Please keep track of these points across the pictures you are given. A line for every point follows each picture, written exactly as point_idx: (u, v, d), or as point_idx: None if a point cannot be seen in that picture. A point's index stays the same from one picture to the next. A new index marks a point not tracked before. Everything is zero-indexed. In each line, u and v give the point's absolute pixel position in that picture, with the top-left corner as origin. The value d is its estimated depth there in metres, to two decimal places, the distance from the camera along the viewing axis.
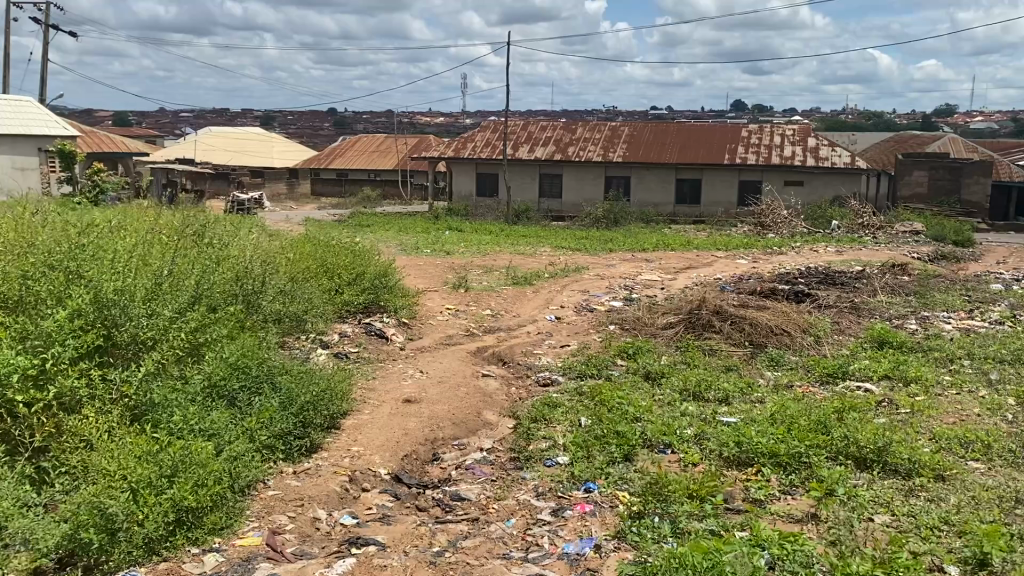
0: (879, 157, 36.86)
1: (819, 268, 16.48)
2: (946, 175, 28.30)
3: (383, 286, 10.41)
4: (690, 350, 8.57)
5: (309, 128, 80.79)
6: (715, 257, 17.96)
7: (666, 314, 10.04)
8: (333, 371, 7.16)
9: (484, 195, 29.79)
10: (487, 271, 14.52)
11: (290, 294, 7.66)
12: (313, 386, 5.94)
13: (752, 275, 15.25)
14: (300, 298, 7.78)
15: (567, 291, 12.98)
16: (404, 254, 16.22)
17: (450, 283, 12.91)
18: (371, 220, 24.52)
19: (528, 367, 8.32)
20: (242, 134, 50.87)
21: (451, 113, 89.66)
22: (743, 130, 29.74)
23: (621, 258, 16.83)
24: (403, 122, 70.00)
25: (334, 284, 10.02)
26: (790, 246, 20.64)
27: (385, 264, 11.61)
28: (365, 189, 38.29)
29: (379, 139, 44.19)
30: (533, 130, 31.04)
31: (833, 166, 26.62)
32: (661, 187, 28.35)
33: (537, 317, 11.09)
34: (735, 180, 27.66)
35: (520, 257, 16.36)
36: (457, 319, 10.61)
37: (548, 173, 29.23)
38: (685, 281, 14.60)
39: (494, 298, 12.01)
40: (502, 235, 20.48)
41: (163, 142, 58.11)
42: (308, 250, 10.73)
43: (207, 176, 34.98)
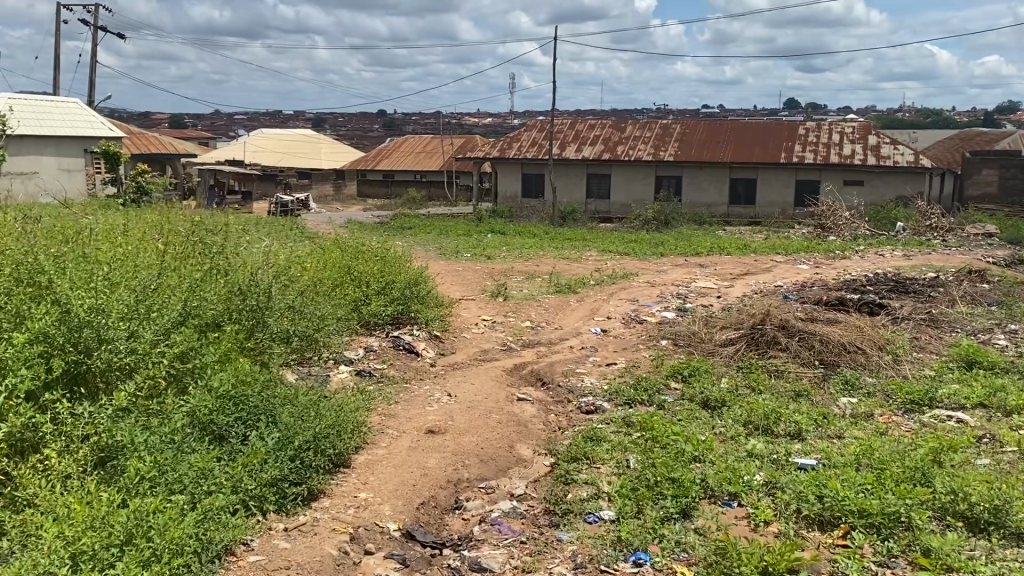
0: (944, 155, 35.08)
1: (888, 273, 15.28)
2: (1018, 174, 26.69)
3: (414, 296, 9.66)
4: (754, 373, 7.62)
5: (358, 129, 80.91)
6: (773, 262, 16.86)
7: (724, 329, 9.09)
8: (347, 396, 6.40)
9: (530, 196, 28.95)
10: (529, 277, 13.71)
11: (301, 310, 6.94)
12: (318, 418, 5.16)
13: (815, 283, 14.14)
14: (312, 315, 7.05)
15: (614, 300, 12.06)
16: (442, 258, 15.49)
17: (488, 291, 12.11)
18: (415, 222, 23.88)
19: (569, 390, 7.46)
20: (289, 136, 50.87)
21: (498, 114, 89.15)
22: (800, 127, 28.43)
23: (672, 264, 15.83)
24: (450, 124, 69.66)
25: (359, 294, 9.32)
26: (854, 250, 19.42)
27: (418, 272, 10.87)
28: (410, 190, 37.78)
29: (426, 139, 43.64)
30: (580, 129, 30.13)
31: (895, 165, 25.20)
32: (714, 187, 27.18)
33: (581, 330, 10.22)
34: (792, 180, 26.40)
35: (565, 262, 15.48)
36: (494, 332, 9.79)
37: (596, 173, 28.30)
38: (742, 289, 13.56)
39: (534, 308, 11.17)
40: (547, 238, 19.65)
41: (213, 144, 58.60)
42: (333, 258, 10.06)
43: (252, 177, 34.82)
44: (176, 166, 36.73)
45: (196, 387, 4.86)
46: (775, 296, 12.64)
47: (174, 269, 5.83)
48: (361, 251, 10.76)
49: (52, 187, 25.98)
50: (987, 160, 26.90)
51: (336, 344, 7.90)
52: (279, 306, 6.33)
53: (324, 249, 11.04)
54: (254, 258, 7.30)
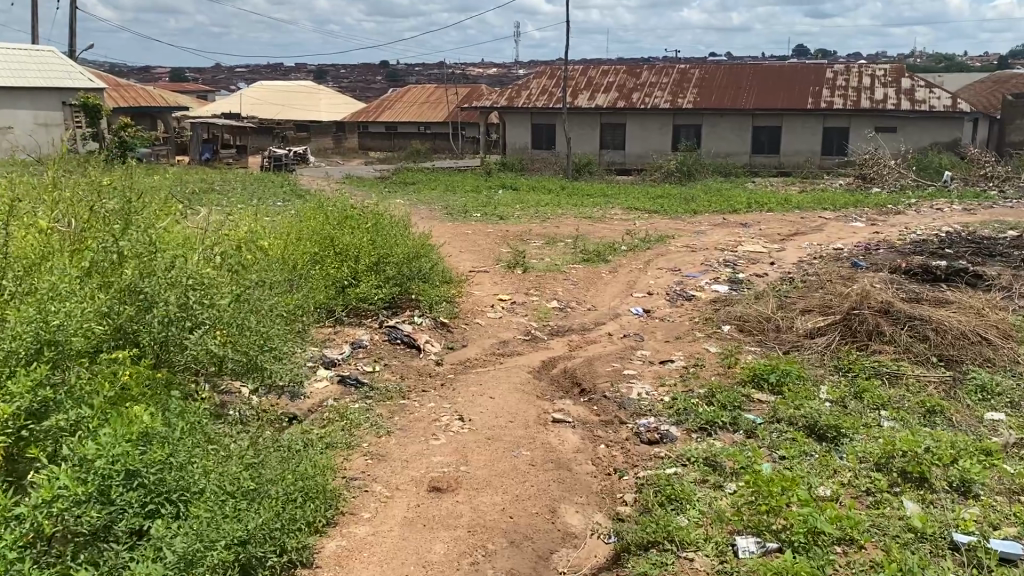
0: (981, 98, 32.73)
1: (957, 231, 13.34)
2: None
3: (414, 276, 7.85)
4: (863, 382, 5.75)
5: (361, 80, 78.39)
6: (822, 219, 14.87)
7: (803, 311, 7.23)
8: (308, 442, 4.60)
9: (541, 147, 26.80)
10: (549, 242, 11.82)
11: (253, 307, 5.04)
12: (249, 511, 3.37)
13: (880, 245, 12.19)
14: (268, 316, 5.16)
15: (652, 271, 10.18)
16: (448, 221, 13.57)
17: (504, 262, 10.21)
18: (419, 177, 21.95)
19: (618, 406, 5.60)
20: (288, 87, 48.52)
21: (503, 64, 86.38)
22: (829, 70, 26.18)
23: (710, 223, 13.91)
24: (455, 74, 67.17)
25: (347, 268, 7.50)
26: (905, 203, 17.48)
27: (423, 243, 9.04)
28: (413, 143, 35.74)
29: (429, 89, 41.28)
30: (594, 75, 27.89)
31: (932, 110, 23.03)
32: (737, 136, 25.01)
33: (619, 312, 8.38)
34: (820, 127, 24.25)
35: (588, 222, 13.58)
36: (514, 317, 7.92)
37: (610, 123, 26.13)
38: (797, 253, 11.64)
39: (559, 282, 9.28)
40: (564, 194, 17.70)
41: (211, 97, 56.31)
42: (313, 225, 8.18)
43: (247, 130, 32.73)
44: (168, 120, 34.56)
45: (52, 460, 3.04)
46: (842, 263, 10.72)
47: (53, 267, 4.00)
48: (355, 215, 8.91)
49: (27, 143, 23.93)
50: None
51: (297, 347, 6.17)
52: (217, 305, 4.49)
53: (306, 213, 9.18)
54: (193, 240, 5.45)
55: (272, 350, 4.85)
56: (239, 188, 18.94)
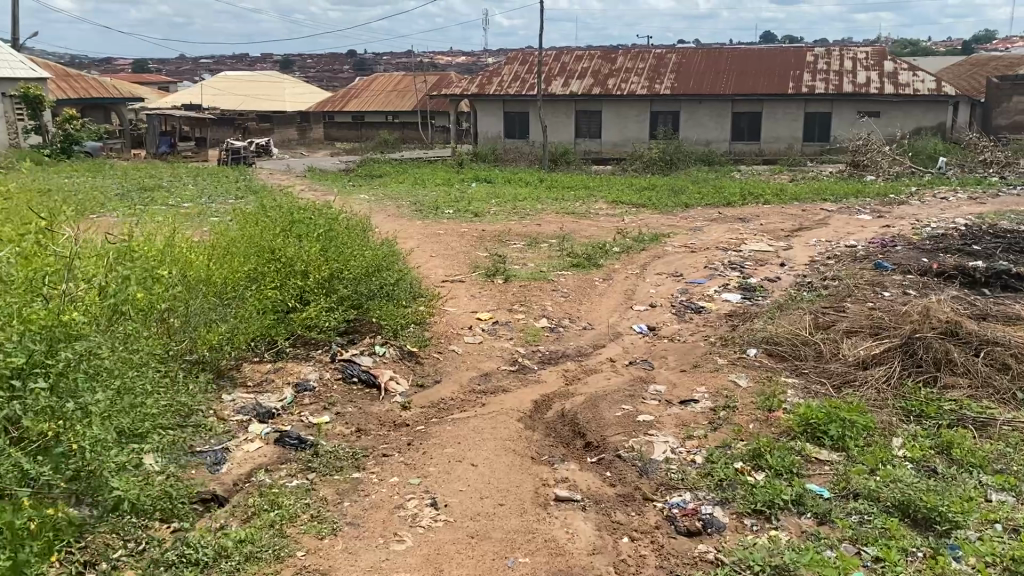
0: (963, 81, 31.87)
1: (975, 224, 12.24)
2: None
3: (373, 295, 6.52)
4: (946, 434, 4.50)
5: (328, 70, 76.46)
6: (825, 212, 13.72)
7: (846, 333, 6.00)
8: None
9: (514, 136, 25.40)
10: (530, 244, 10.50)
11: (121, 380, 3.62)
12: None
13: (897, 241, 11.03)
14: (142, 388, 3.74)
15: (649, 279, 8.90)
16: (416, 220, 12.19)
17: (482, 269, 8.91)
18: (387, 170, 20.53)
19: (640, 473, 4.29)
20: (250, 77, 46.68)
21: (473, 53, 84.76)
22: (809, 53, 25.06)
23: (705, 218, 12.74)
24: (426, 64, 65.80)
25: (289, 283, 6.15)
26: (907, 192, 16.40)
27: (390, 253, 7.70)
28: (381, 133, 34.24)
29: (396, 78, 39.71)
30: (567, 61, 26.51)
31: (916, 94, 21.99)
32: (715, 122, 23.80)
33: (619, 332, 7.09)
34: (802, 113, 23.09)
35: (572, 220, 12.29)
36: (496, 342, 6.57)
37: (586, 110, 24.74)
38: (807, 253, 10.43)
39: (546, 294, 7.97)
40: (542, 188, 16.44)
41: (171, 89, 54.26)
42: (249, 234, 6.78)
43: (206, 122, 30.92)
44: (121, 112, 32.57)
45: None
46: (861, 263, 9.53)
47: None
48: (308, 219, 7.55)
49: None
50: (1019, 85, 23.06)
51: (198, 400, 4.82)
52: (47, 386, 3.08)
53: (242, 218, 7.77)
54: (55, 279, 4.05)
55: (139, 449, 3.52)
56: (192, 185, 17.44)
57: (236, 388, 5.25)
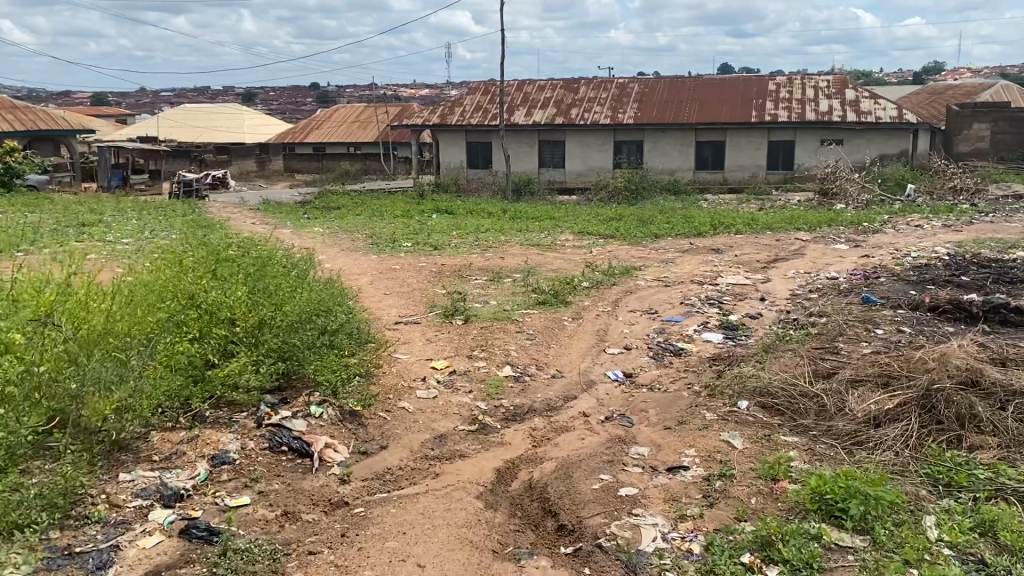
0: (925, 109, 31.93)
1: (957, 253, 11.69)
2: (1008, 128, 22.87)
3: (310, 346, 5.71)
4: (986, 509, 3.77)
5: (289, 102, 75.58)
6: (800, 242, 13.16)
7: (851, 383, 5.29)
8: None
9: (476, 166, 24.70)
10: (491, 279, 9.71)
11: None
12: None
13: (880, 272, 10.43)
14: None
15: (622, 318, 8.14)
16: (371, 255, 11.35)
17: (439, 308, 8.11)
18: (344, 202, 19.71)
19: (626, 571, 3.51)
20: (209, 108, 45.67)
21: (437, 85, 84.42)
22: (771, 82, 24.80)
23: (676, 249, 12.10)
24: (389, 97, 65.31)
25: (210, 335, 5.32)
26: (880, 220, 15.94)
27: (334, 295, 6.89)
28: (342, 165, 33.41)
29: (357, 108, 38.99)
30: (529, 90, 26.00)
31: (879, 121, 21.75)
32: (679, 152, 23.36)
33: (591, 381, 6.31)
34: (765, 141, 22.74)
35: (537, 253, 11.54)
36: (453, 396, 5.76)
37: (549, 139, 24.16)
38: (787, 286, 9.79)
39: (510, 337, 7.18)
40: (507, 218, 15.72)
41: (128, 121, 53.06)
42: (167, 278, 5.90)
43: (161, 154, 29.87)
44: (70, 145, 31.35)
45: None
46: (847, 298, 8.86)
47: None
48: (238, 260, 6.73)
49: None
50: (979, 112, 22.61)
51: (81, 484, 3.91)
52: None
53: (162, 258, 6.89)
54: None
55: None
56: (137, 219, 16.48)
57: (138, 465, 4.35)
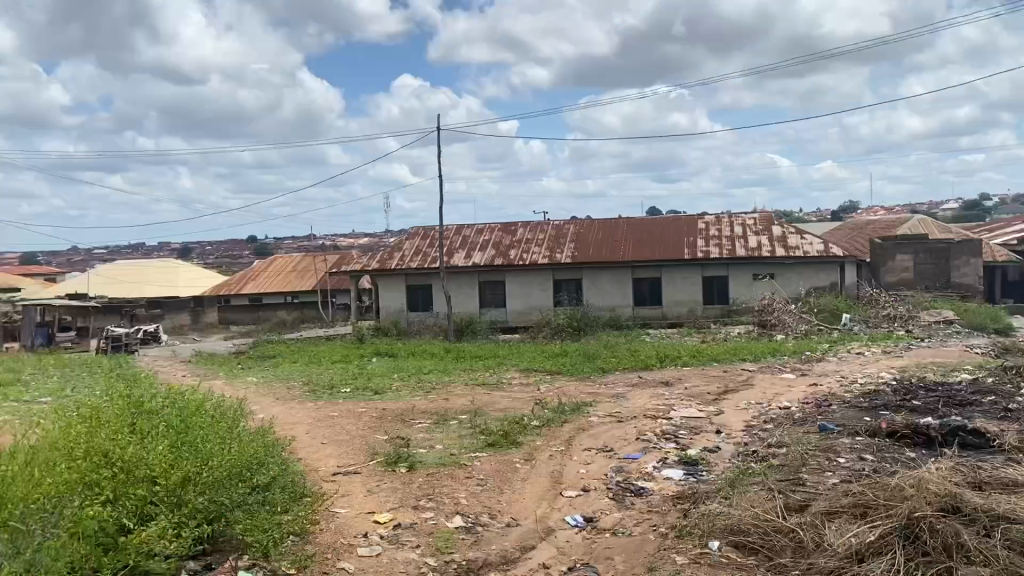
0: (849, 242, 33.28)
1: (902, 378, 11.72)
2: (928, 258, 23.56)
3: (238, 505, 5.21)
4: None
5: (226, 255, 75.33)
6: (746, 372, 13.08)
7: (826, 515, 4.97)
8: None
9: (417, 310, 24.46)
10: (436, 422, 9.26)
11: None
12: None
13: (831, 399, 10.31)
14: None
15: (576, 458, 7.74)
16: (310, 403, 10.80)
17: (382, 455, 7.60)
18: (281, 350, 19.14)
19: None
20: (142, 263, 45.03)
21: (376, 234, 85.47)
22: (701, 220, 25.60)
23: (625, 384, 11.86)
24: (328, 247, 65.69)
25: (126, 496, 4.76)
26: (821, 349, 16.09)
27: (265, 446, 6.39)
28: (280, 314, 32.87)
29: (295, 258, 38.88)
30: (468, 235, 26.29)
31: (808, 255, 22.43)
32: (618, 290, 23.60)
33: (549, 528, 5.84)
34: (700, 277, 23.19)
35: (484, 393, 11.16)
36: (399, 552, 5.23)
37: (489, 281, 24.24)
38: (740, 417, 9.56)
39: (460, 483, 6.70)
40: (450, 360, 15.38)
41: (58, 278, 51.92)
42: (80, 434, 5.36)
43: (90, 310, 28.97)
44: None
45: None
46: (804, 426, 8.65)
47: None
48: (158, 413, 6.21)
49: None
50: (899, 244, 23.54)
51: None
52: None
53: (71, 414, 6.30)
54: None
55: None
56: (59, 376, 15.62)
57: None
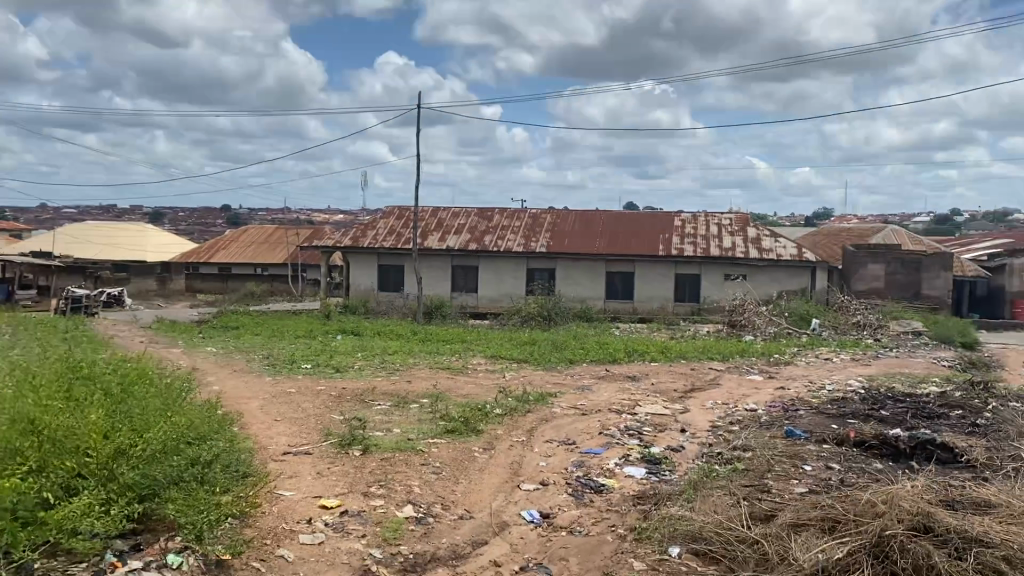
0: (823, 248, 33.34)
1: (871, 386, 11.60)
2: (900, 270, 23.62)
3: (173, 482, 4.86)
4: None
5: (198, 222, 74.20)
6: (714, 372, 12.94)
7: (793, 527, 4.77)
8: None
9: (387, 290, 24.08)
10: (395, 404, 8.96)
11: None
12: None
13: (798, 404, 10.16)
14: None
15: (536, 450, 7.49)
16: (268, 377, 10.47)
17: (336, 436, 7.30)
18: (244, 321, 18.73)
19: None
20: (110, 225, 44.12)
21: (352, 211, 84.66)
22: (678, 217, 25.44)
23: (591, 377, 11.65)
24: (302, 221, 64.89)
25: (52, 467, 4.40)
26: (790, 352, 16.01)
27: (210, 421, 6.05)
28: (248, 285, 32.31)
29: (267, 229, 38.25)
30: (443, 217, 25.94)
31: (782, 258, 22.34)
32: (590, 281, 23.38)
33: (503, 523, 5.58)
34: (673, 273, 23.04)
35: (447, 377, 10.89)
36: (343, 542, 4.94)
37: (461, 265, 23.92)
38: (706, 417, 9.37)
39: (415, 470, 6.42)
40: (416, 341, 15.08)
41: (23, 235, 50.78)
42: (8, 400, 5.00)
43: (51, 269, 28.24)
44: None
45: None
46: (771, 430, 8.47)
47: None
48: (98, 381, 5.84)
49: None
50: (873, 253, 23.52)
51: None
52: None
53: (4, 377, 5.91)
54: None
55: None
56: (11, 334, 15.11)
57: None
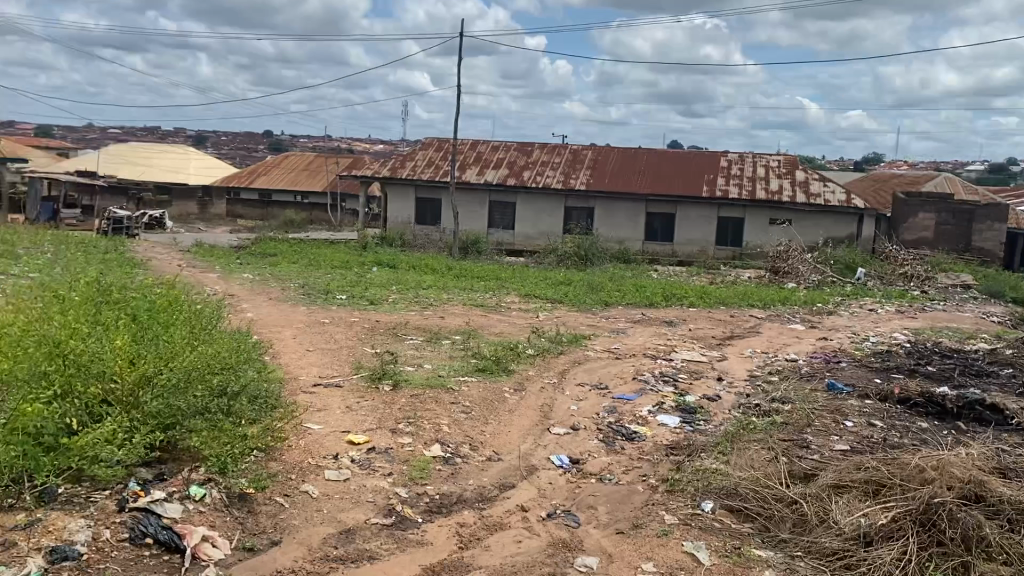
0: (873, 195, 32.36)
1: (916, 341, 11.23)
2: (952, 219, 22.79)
3: (198, 412, 4.76)
4: None
5: (240, 148, 74.40)
6: (754, 319, 12.63)
7: (835, 489, 4.56)
8: None
9: (424, 222, 23.92)
10: (427, 340, 8.85)
11: None
12: None
13: (840, 357, 9.85)
14: None
15: (568, 393, 7.34)
16: (302, 307, 10.42)
17: (366, 370, 7.20)
18: (281, 248, 18.74)
19: None
20: (154, 147, 44.34)
21: (393, 142, 84.18)
22: (723, 158, 24.76)
23: (628, 320, 11.43)
24: (342, 150, 64.73)
25: (76, 394, 4.32)
26: (833, 301, 15.62)
27: (238, 351, 5.96)
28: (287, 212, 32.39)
29: (307, 157, 38.13)
30: (483, 150, 25.56)
31: (829, 204, 21.67)
32: (630, 221, 22.96)
33: (531, 467, 5.46)
34: (715, 216, 22.52)
35: (481, 314, 10.75)
36: (367, 480, 4.84)
37: (499, 199, 23.63)
38: (744, 366, 9.13)
39: (444, 409, 6.31)
40: (452, 276, 14.95)
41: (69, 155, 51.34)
42: (35, 325, 4.92)
43: (95, 189, 28.49)
44: None
45: None
46: (811, 383, 8.21)
47: None
48: (126, 307, 5.76)
49: None
50: (925, 201, 22.70)
51: None
52: None
53: (35, 300, 5.86)
54: None
55: None
56: (54, 254, 15.27)
57: None
